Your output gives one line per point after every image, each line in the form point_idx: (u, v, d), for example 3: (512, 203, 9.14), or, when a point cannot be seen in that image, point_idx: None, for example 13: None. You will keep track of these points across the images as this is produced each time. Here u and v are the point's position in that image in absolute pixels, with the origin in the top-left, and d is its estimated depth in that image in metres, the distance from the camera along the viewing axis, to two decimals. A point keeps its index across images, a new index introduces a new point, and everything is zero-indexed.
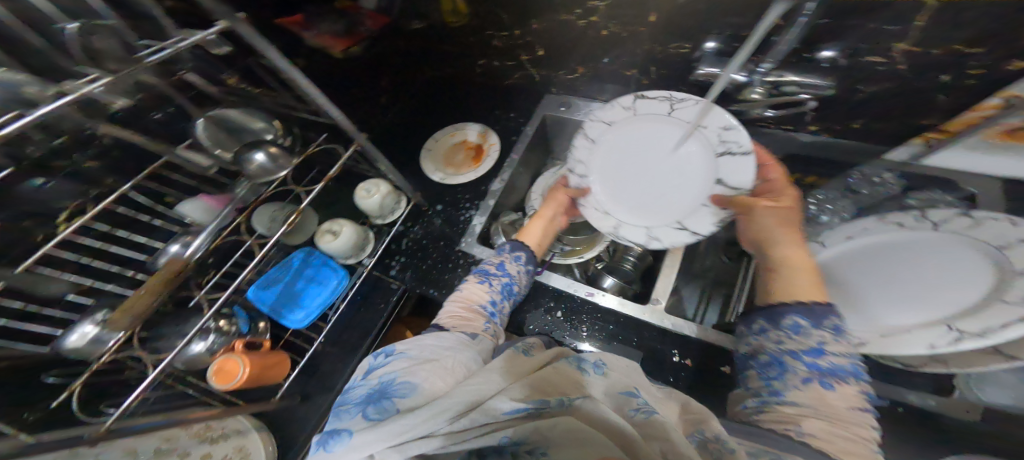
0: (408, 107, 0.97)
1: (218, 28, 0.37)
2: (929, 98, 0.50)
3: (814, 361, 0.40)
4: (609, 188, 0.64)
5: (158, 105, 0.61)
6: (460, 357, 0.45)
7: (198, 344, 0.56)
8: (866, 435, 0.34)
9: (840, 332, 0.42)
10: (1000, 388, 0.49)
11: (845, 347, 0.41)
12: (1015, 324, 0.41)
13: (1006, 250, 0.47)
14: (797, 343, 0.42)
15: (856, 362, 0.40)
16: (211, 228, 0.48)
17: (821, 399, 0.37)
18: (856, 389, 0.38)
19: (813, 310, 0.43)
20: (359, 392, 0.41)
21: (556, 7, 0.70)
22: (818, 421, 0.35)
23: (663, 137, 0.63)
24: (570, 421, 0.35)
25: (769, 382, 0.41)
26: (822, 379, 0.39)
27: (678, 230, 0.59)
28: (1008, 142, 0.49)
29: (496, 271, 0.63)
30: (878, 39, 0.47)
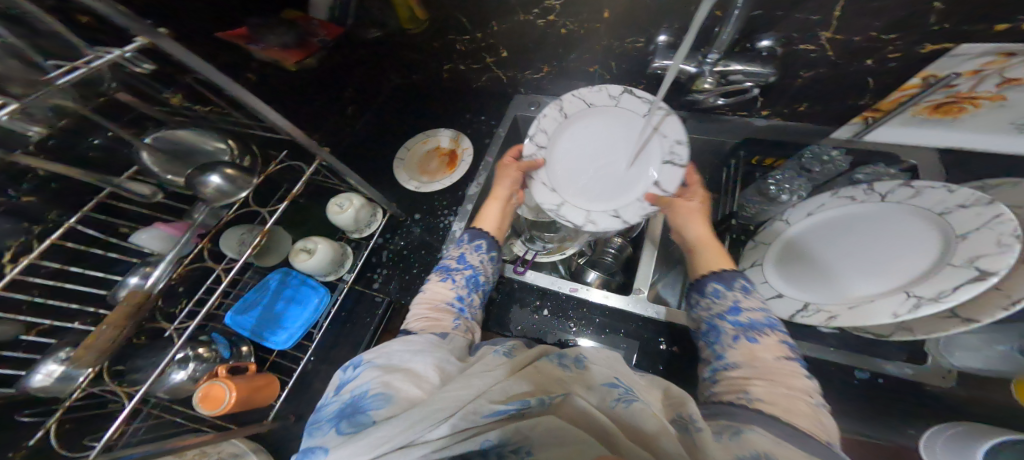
0: (383, 120, 1.03)
1: (135, 45, 0.42)
2: (860, 80, 0.57)
3: (736, 319, 0.47)
4: (563, 172, 0.69)
5: (96, 129, 0.56)
6: (430, 359, 0.43)
7: (179, 373, 0.58)
8: (792, 379, 0.40)
9: (749, 290, 0.50)
10: (969, 353, 0.53)
11: (755, 302, 0.49)
12: (965, 287, 0.44)
13: (947, 216, 0.50)
14: (720, 306, 0.49)
15: (770, 315, 0.48)
16: (168, 258, 0.51)
17: (750, 354, 0.44)
18: (775, 338, 0.44)
19: (724, 275, 0.52)
20: (330, 409, 0.39)
21: (512, 9, 0.68)
22: (761, 380, 0.40)
23: (620, 134, 0.67)
24: (552, 418, 0.34)
25: (713, 347, 0.48)
26: (746, 334, 0.46)
27: (613, 217, 0.64)
28: (934, 116, 0.57)
29: (457, 265, 0.61)
30: (807, 28, 0.52)
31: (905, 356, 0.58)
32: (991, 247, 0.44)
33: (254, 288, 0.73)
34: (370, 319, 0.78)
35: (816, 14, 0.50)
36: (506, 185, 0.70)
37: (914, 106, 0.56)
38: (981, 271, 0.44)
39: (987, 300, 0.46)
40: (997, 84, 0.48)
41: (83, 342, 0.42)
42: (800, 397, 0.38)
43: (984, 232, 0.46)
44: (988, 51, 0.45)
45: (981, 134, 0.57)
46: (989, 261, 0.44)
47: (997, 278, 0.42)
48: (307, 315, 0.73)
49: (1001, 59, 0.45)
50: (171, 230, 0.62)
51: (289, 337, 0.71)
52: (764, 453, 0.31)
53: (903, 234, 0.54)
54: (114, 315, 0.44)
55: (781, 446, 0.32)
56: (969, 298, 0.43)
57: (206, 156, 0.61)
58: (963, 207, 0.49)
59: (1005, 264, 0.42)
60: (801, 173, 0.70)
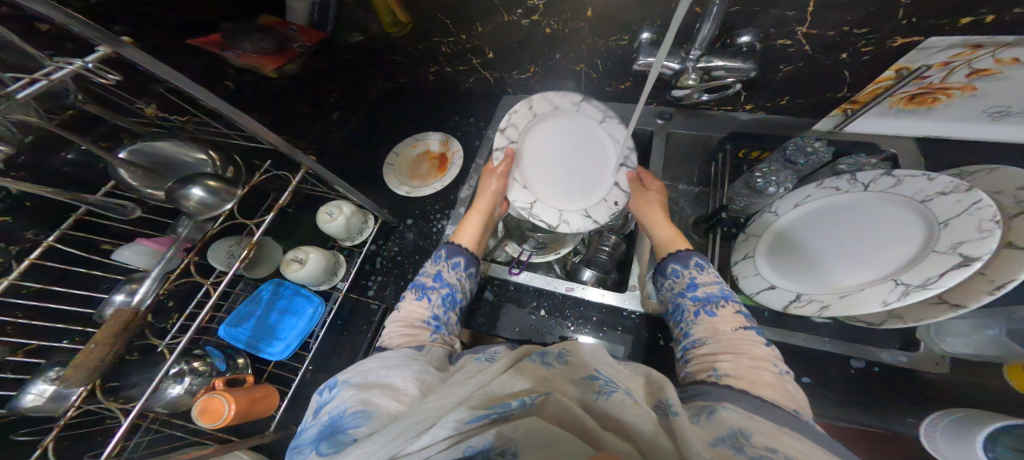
0: (371, 124, 1.02)
1: (98, 54, 0.42)
2: (838, 73, 0.58)
3: (694, 294, 0.52)
4: (536, 172, 0.70)
5: (67, 144, 0.55)
6: (408, 372, 0.44)
7: (176, 387, 0.58)
8: (754, 350, 0.44)
9: (703, 267, 0.54)
10: (958, 339, 0.54)
11: (710, 277, 0.53)
12: (950, 273, 0.45)
13: (929, 204, 0.52)
14: (680, 284, 0.54)
15: (723, 286, 0.52)
16: (155, 274, 0.51)
17: (712, 329, 0.48)
18: (730, 308, 0.48)
19: (681, 256, 0.56)
20: (310, 433, 0.39)
21: (495, 9, 0.67)
22: (727, 356, 0.43)
23: (586, 137, 0.72)
24: (531, 421, 0.36)
25: (682, 328, 0.51)
26: (705, 308, 0.50)
27: (583, 217, 0.68)
28: (909, 107, 0.59)
29: (433, 283, 0.60)
30: (785, 25, 0.53)
31: (898, 344, 0.59)
32: (972, 233, 0.46)
33: (247, 301, 0.73)
34: (367, 326, 0.78)
35: (791, 10, 0.51)
36: (488, 197, 0.69)
37: (889, 97, 0.58)
38: (964, 257, 0.45)
39: (973, 286, 0.47)
40: (967, 74, 0.51)
41: (72, 361, 0.42)
42: (764, 368, 0.41)
43: (965, 218, 0.47)
44: (956, 43, 0.47)
45: (951, 123, 0.60)
46: (972, 247, 0.45)
47: (981, 264, 0.43)
48: (302, 324, 0.72)
49: (968, 51, 0.48)
50: (155, 246, 0.62)
51: (286, 347, 0.70)
52: (741, 430, 0.33)
53: (889, 223, 0.55)
54: (100, 334, 0.44)
55: (752, 420, 0.34)
56: (954, 285, 0.44)
57: (187, 169, 0.59)
58: (943, 195, 0.51)
59: (987, 250, 0.43)
60: (785, 166, 0.69)
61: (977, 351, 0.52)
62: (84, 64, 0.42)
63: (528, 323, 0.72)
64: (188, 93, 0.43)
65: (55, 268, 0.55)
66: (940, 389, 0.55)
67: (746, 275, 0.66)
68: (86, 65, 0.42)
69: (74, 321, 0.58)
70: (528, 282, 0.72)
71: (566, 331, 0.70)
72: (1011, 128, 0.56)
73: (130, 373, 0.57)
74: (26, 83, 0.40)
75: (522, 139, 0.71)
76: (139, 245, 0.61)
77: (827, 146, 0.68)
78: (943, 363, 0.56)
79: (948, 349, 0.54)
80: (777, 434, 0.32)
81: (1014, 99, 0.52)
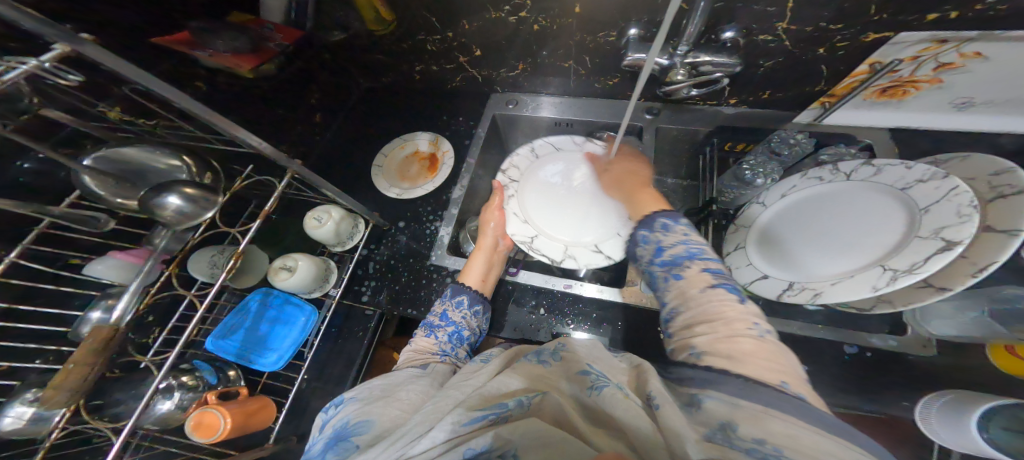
0: (355, 126, 0.98)
1: (55, 51, 0.38)
2: (816, 67, 0.60)
3: (661, 260, 0.51)
4: (537, 207, 0.74)
5: (21, 153, 0.51)
6: (415, 386, 0.45)
7: (165, 403, 0.56)
8: (727, 312, 0.42)
9: (669, 227, 0.53)
10: (945, 322, 0.57)
11: (676, 237, 0.52)
12: (934, 257, 0.47)
13: (909, 191, 0.55)
14: (647, 251, 0.53)
15: (690, 245, 0.50)
16: (133, 288, 0.47)
17: (681, 294, 0.47)
18: (695, 268, 0.47)
19: (647, 221, 0.55)
20: (316, 447, 0.39)
21: (482, 5, 0.66)
22: (700, 326, 0.42)
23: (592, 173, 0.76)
24: (529, 421, 0.36)
25: (658, 296, 0.51)
26: (672, 273, 0.49)
27: (594, 252, 0.68)
28: (881, 99, 0.62)
29: (440, 322, 0.61)
30: (766, 20, 0.54)
31: (887, 328, 0.64)
32: (952, 218, 0.49)
33: (234, 312, 0.70)
34: (363, 332, 0.76)
35: (771, 6, 0.52)
36: (490, 234, 0.70)
37: (864, 90, 0.61)
38: (946, 241, 0.48)
39: (957, 269, 0.50)
40: (933, 68, 0.54)
41: (52, 381, 0.39)
42: (740, 335, 0.39)
43: (944, 204, 0.50)
44: (925, 38, 0.49)
45: (923, 114, 0.63)
46: (953, 231, 0.48)
47: (963, 247, 0.46)
48: (294, 335, 0.71)
49: (935, 46, 0.50)
50: (132, 259, 0.58)
51: (278, 358, 0.69)
52: (728, 422, 0.32)
53: (870, 213, 0.59)
54: (78, 356, 0.41)
55: (735, 407, 0.32)
56: (938, 268, 0.47)
57: (160, 176, 0.56)
58: (921, 181, 0.54)
59: (968, 233, 0.46)
60: (771, 157, 0.73)
61: (962, 333, 0.56)
62: (41, 63, 0.38)
63: (528, 322, 0.72)
64: (159, 94, 0.40)
65: (18, 286, 0.51)
66: (918, 363, 0.59)
67: (740, 265, 0.68)
68: (41, 64, 0.38)
69: (45, 341, 0.54)
70: (527, 281, 0.75)
71: (566, 329, 0.71)
72: (978, 118, 0.60)
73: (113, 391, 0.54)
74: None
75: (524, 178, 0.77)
76: (113, 259, 0.57)
77: (809, 138, 0.72)
78: (931, 345, 0.59)
79: (934, 331, 0.58)
80: (762, 419, 0.31)
81: (978, 90, 0.55)
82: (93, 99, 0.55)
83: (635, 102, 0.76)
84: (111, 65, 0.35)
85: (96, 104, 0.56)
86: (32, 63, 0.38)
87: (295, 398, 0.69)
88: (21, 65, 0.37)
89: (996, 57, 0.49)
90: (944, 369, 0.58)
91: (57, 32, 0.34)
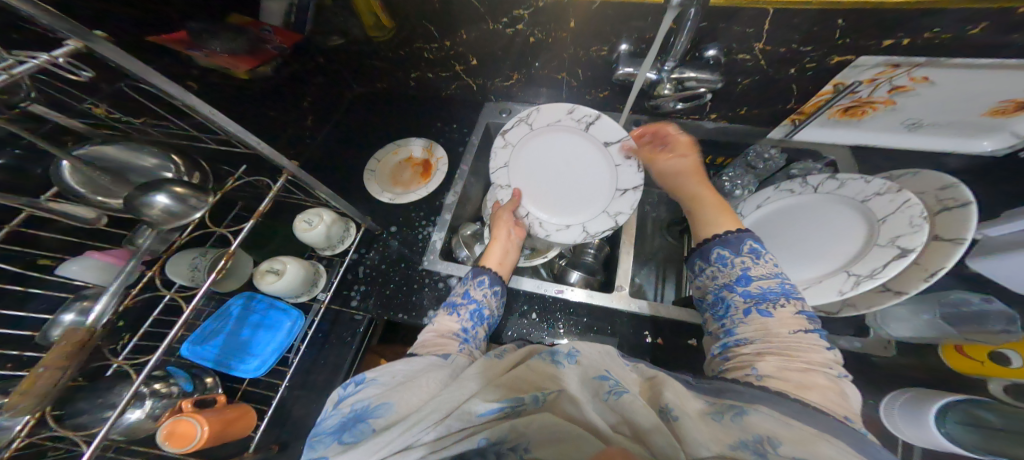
0: (345, 130, 0.98)
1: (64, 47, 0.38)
2: (787, 88, 0.66)
3: (744, 289, 0.48)
4: (546, 202, 0.76)
5: None
6: (434, 374, 0.44)
7: (135, 412, 0.53)
8: (813, 357, 0.42)
9: (757, 253, 0.51)
10: (902, 324, 0.62)
11: (766, 268, 0.49)
12: (890, 264, 0.53)
13: (867, 203, 0.60)
14: (727, 275, 0.51)
15: (783, 281, 0.48)
16: (113, 289, 0.44)
17: (764, 328, 0.45)
18: (791, 309, 0.45)
19: (728, 239, 0.53)
20: (331, 422, 0.40)
21: (480, 17, 0.69)
22: (774, 358, 0.42)
23: (542, 142, 0.77)
24: (546, 417, 0.38)
25: (723, 322, 0.49)
26: (757, 306, 0.47)
27: (623, 193, 0.71)
28: (843, 118, 0.68)
29: (462, 300, 0.61)
30: (744, 40, 0.58)
31: (851, 331, 0.67)
32: (906, 228, 0.55)
33: (214, 317, 0.67)
34: (350, 338, 0.74)
35: (750, 28, 0.56)
36: (504, 226, 0.72)
37: (829, 109, 0.67)
38: (901, 248, 0.54)
39: (912, 274, 0.55)
40: (888, 91, 0.60)
41: (17, 387, 0.36)
42: (817, 371, 0.41)
43: (898, 215, 0.56)
44: (881, 62, 0.55)
45: (879, 133, 0.70)
46: (906, 240, 0.54)
47: (915, 254, 0.52)
48: (279, 339, 0.68)
49: (889, 69, 0.56)
50: (109, 259, 0.54)
51: (259, 364, 0.65)
52: (767, 437, 0.33)
53: (836, 217, 0.64)
54: (50, 357, 0.38)
55: (786, 426, 0.34)
56: (895, 273, 0.53)
57: (146, 175, 0.54)
58: (878, 195, 0.59)
59: (918, 242, 0.52)
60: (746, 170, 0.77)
61: (916, 335, 0.61)
62: (52, 58, 0.37)
63: (519, 328, 0.73)
64: (163, 91, 0.40)
65: None
66: (882, 363, 0.63)
67: None
68: (55, 59, 0.37)
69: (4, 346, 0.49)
70: (519, 286, 0.75)
71: (556, 333, 0.72)
72: (923, 137, 0.68)
73: (78, 400, 0.49)
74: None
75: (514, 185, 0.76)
76: (90, 259, 0.54)
77: (781, 153, 0.77)
78: (891, 346, 0.63)
79: (892, 332, 0.63)
80: (815, 443, 0.32)
81: (923, 112, 0.62)
82: (81, 93, 0.53)
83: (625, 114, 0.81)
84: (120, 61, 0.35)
85: (82, 99, 0.53)
86: (44, 57, 0.37)
87: (277, 406, 0.66)
88: (32, 59, 0.37)
89: (940, 82, 0.56)
90: (906, 368, 0.62)
91: (67, 27, 0.33)
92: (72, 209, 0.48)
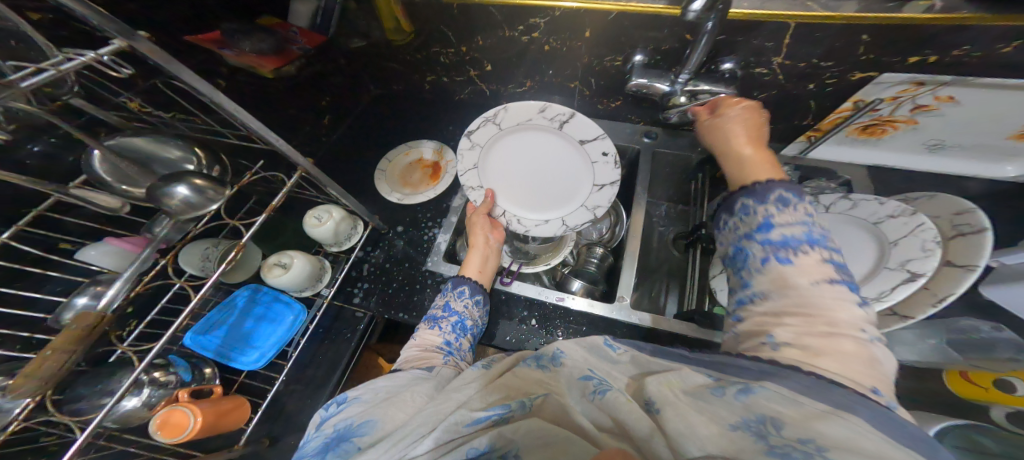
0: (356, 130, 1.00)
1: (112, 47, 0.38)
2: (805, 102, 0.65)
3: (765, 237, 0.45)
4: (524, 200, 0.77)
5: None
6: (419, 388, 0.46)
7: (131, 400, 0.52)
8: (832, 312, 0.39)
9: (787, 202, 0.45)
10: (906, 348, 0.62)
11: (793, 216, 0.44)
12: (900, 287, 0.51)
13: (880, 225, 0.58)
14: (748, 224, 0.47)
15: (811, 229, 0.44)
16: (127, 275, 0.44)
17: (780, 278, 0.43)
18: (815, 256, 0.42)
19: (757, 190, 0.47)
20: (313, 444, 0.40)
21: (497, 24, 0.70)
22: (793, 318, 0.40)
23: (518, 141, 0.75)
24: (531, 422, 0.37)
25: (741, 273, 0.47)
26: (778, 255, 0.43)
27: (600, 189, 0.72)
28: (862, 136, 0.67)
29: (443, 313, 0.63)
30: (763, 54, 0.57)
31: None
32: (917, 252, 0.52)
33: (219, 307, 0.66)
34: (350, 335, 0.74)
35: (770, 41, 0.55)
36: (480, 232, 0.72)
37: (846, 127, 0.66)
38: (911, 273, 0.51)
39: (920, 299, 0.53)
40: (910, 110, 0.59)
41: (24, 369, 0.36)
42: (841, 336, 0.38)
43: (910, 239, 0.53)
44: (904, 80, 0.54)
45: (897, 154, 0.69)
46: (918, 264, 0.51)
47: (926, 279, 0.50)
48: (280, 333, 0.67)
49: (913, 87, 0.55)
50: (128, 246, 0.54)
51: (259, 356, 0.65)
52: (771, 418, 0.31)
53: (846, 239, 0.62)
54: (59, 340, 0.38)
55: (794, 404, 0.31)
56: (903, 297, 0.51)
57: (169, 167, 0.53)
58: (892, 217, 0.56)
59: (930, 267, 0.50)
60: None
61: (920, 358, 0.61)
62: (98, 57, 0.37)
63: (518, 333, 0.72)
64: (194, 88, 0.40)
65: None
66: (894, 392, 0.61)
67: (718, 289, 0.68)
68: (100, 57, 0.37)
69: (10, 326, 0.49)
70: (519, 291, 0.75)
71: (555, 340, 0.71)
72: (942, 159, 0.66)
73: (78, 385, 0.49)
74: (29, 72, 0.36)
75: (486, 186, 0.76)
76: (108, 245, 0.53)
77: (794, 170, 0.74)
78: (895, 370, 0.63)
79: (899, 357, 0.63)
80: (816, 422, 0.29)
81: (944, 134, 0.61)
82: (118, 87, 0.54)
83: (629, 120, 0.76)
84: (157, 58, 0.36)
85: (119, 94, 0.54)
86: (90, 56, 0.37)
87: (271, 399, 0.66)
88: (79, 58, 0.37)
89: (965, 102, 0.55)
90: (914, 396, 0.60)
91: (117, 28, 0.34)
92: (92, 196, 0.49)
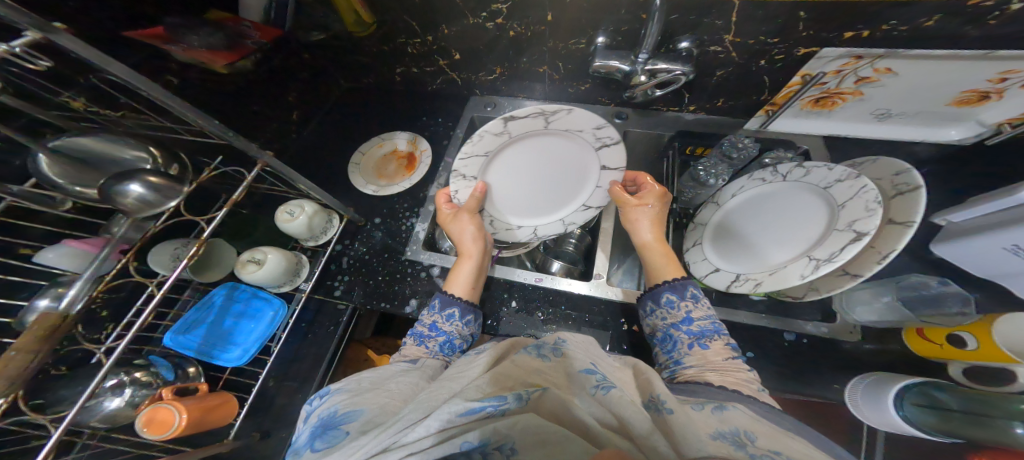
0: (329, 124, 0.99)
1: (24, 38, 0.38)
2: (760, 79, 0.67)
3: (688, 328, 0.55)
4: (509, 190, 0.74)
5: None
6: (404, 378, 0.48)
7: (114, 400, 0.54)
8: (742, 376, 0.48)
9: (696, 298, 0.57)
10: (866, 309, 0.64)
11: (702, 311, 0.56)
12: (848, 247, 0.54)
13: (829, 189, 0.61)
14: (673, 317, 0.56)
15: (715, 320, 0.55)
16: (86, 275, 0.43)
17: (704, 358, 0.51)
18: (721, 343, 0.52)
19: (675, 285, 0.58)
20: (304, 436, 0.41)
21: (460, 11, 0.70)
22: (712, 374, 0.48)
23: (545, 146, 0.68)
24: (529, 416, 0.35)
25: (670, 354, 0.55)
26: (698, 341, 0.53)
27: (585, 210, 0.77)
28: (815, 109, 0.70)
29: (430, 332, 0.60)
30: (715, 32, 0.59)
31: (819, 315, 0.69)
32: (862, 212, 0.55)
33: (196, 306, 0.67)
34: (334, 327, 0.75)
35: (720, 19, 0.57)
36: (472, 241, 0.70)
37: (799, 100, 0.68)
38: (857, 232, 0.55)
39: (867, 257, 0.57)
40: (854, 81, 0.62)
41: None
42: (744, 383, 0.47)
43: (856, 200, 0.56)
44: (843, 54, 0.57)
45: (849, 123, 0.72)
46: (862, 224, 0.54)
47: (868, 238, 0.53)
48: (261, 328, 0.68)
49: (853, 61, 0.57)
50: (87, 246, 0.54)
51: (243, 353, 0.66)
52: (745, 431, 0.36)
53: (800, 205, 0.65)
54: (24, 341, 0.38)
55: (758, 423, 0.37)
56: (852, 256, 0.54)
57: (121, 165, 0.53)
58: (840, 181, 0.59)
59: (872, 225, 0.53)
60: (722, 160, 0.76)
61: (878, 319, 0.63)
62: (9, 48, 0.37)
63: (499, 314, 0.74)
64: (132, 85, 0.40)
65: None
66: (849, 349, 0.65)
67: (696, 260, 0.73)
68: (13, 49, 0.37)
69: None
70: (500, 275, 0.77)
71: (536, 320, 0.73)
72: (892, 126, 0.70)
73: (58, 389, 0.50)
74: None
75: (480, 179, 0.69)
76: (65, 246, 0.53)
77: (754, 142, 0.76)
78: (856, 331, 0.65)
79: (857, 318, 0.65)
80: (783, 440, 0.35)
81: (889, 103, 0.64)
82: (56, 87, 0.53)
83: (588, 166, 0.71)
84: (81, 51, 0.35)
85: (59, 93, 0.54)
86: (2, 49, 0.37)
87: (258, 394, 0.68)
88: None
89: (903, 73, 0.57)
90: (867, 352, 0.65)
91: (31, 22, 0.34)
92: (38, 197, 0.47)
